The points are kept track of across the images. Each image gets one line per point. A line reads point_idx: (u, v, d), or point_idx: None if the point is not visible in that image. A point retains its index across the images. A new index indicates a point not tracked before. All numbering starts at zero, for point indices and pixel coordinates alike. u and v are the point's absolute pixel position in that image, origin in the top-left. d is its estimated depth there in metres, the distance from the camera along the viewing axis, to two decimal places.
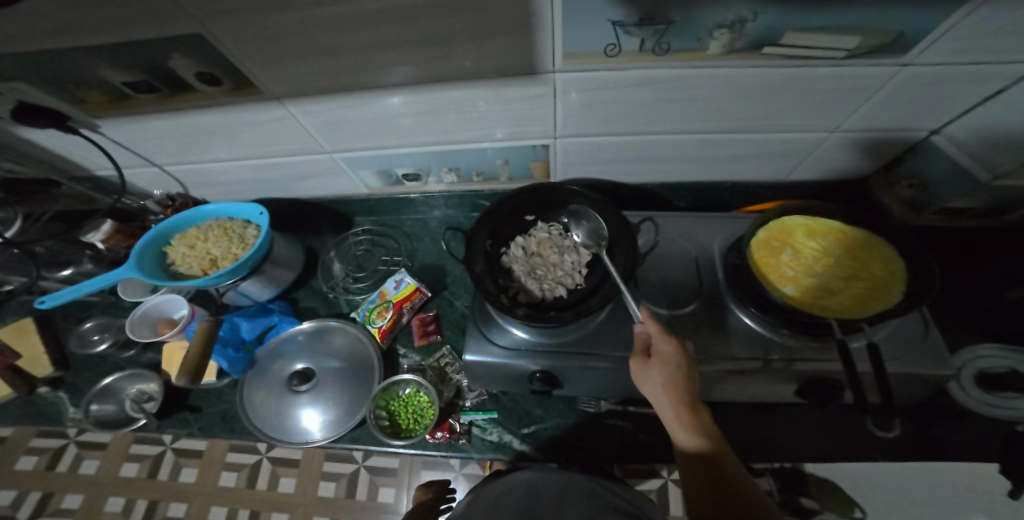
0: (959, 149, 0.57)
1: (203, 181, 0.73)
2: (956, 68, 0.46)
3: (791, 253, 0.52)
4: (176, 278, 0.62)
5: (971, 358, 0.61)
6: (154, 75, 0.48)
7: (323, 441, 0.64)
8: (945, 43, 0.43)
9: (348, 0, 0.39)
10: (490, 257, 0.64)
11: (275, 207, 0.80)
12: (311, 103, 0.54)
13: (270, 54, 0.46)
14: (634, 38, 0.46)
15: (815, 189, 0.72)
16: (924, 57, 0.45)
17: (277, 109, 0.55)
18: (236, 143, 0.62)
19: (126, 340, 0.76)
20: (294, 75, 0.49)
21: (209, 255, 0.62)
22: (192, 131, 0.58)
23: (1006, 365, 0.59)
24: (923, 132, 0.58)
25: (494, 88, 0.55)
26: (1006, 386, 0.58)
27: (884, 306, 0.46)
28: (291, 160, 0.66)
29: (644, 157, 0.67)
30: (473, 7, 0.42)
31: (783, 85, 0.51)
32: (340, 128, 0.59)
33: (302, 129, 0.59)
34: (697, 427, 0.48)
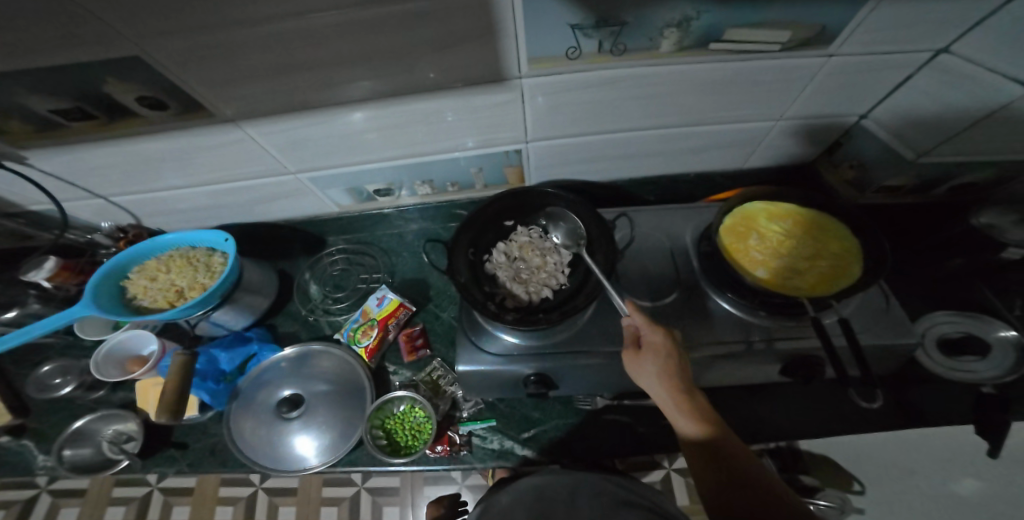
0: (888, 133, 0.60)
1: (156, 210, 0.71)
2: (875, 56, 0.49)
3: (757, 238, 0.54)
4: (140, 311, 0.60)
5: (931, 325, 0.61)
6: (91, 103, 0.47)
7: (321, 466, 0.63)
8: (862, 33, 0.45)
9: (304, 17, 0.39)
10: (473, 266, 0.63)
11: (240, 233, 0.78)
12: (266, 124, 0.54)
13: (218, 73, 0.45)
14: (593, 40, 0.48)
15: (774, 176, 0.74)
16: (846, 47, 0.47)
17: (232, 131, 0.54)
18: (190, 170, 0.61)
19: (93, 382, 0.73)
20: (244, 95, 0.49)
21: (174, 287, 0.61)
22: (140, 158, 0.57)
23: (963, 329, 0.60)
24: (855, 116, 0.61)
25: (460, 98, 0.55)
26: (968, 350, 0.59)
27: (847, 282, 0.48)
28: (254, 184, 0.65)
29: (610, 155, 0.68)
30: (432, 18, 0.43)
31: (729, 79, 0.53)
32: (302, 148, 0.59)
33: (262, 150, 0.58)
34: (695, 414, 0.49)
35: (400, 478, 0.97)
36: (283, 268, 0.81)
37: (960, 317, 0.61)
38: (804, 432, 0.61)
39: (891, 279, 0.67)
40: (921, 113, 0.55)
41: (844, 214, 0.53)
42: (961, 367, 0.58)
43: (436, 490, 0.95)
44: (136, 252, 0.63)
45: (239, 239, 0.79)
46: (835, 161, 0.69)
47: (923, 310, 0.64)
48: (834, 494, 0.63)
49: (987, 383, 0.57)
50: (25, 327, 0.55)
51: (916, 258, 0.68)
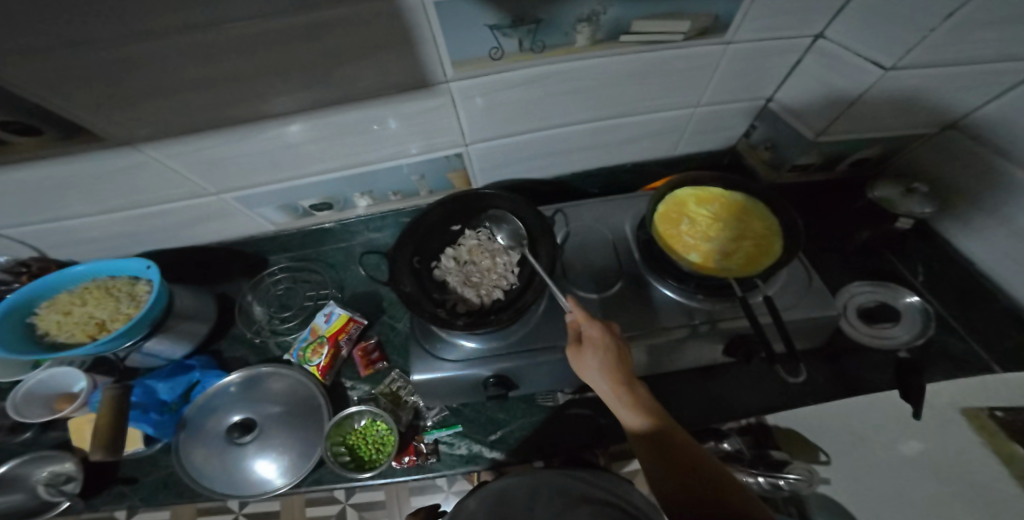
0: (789, 115, 0.63)
1: (66, 240, 0.67)
2: (766, 42, 0.52)
3: (689, 223, 0.55)
4: (56, 349, 0.58)
5: (849, 297, 0.66)
6: None
7: (281, 489, 0.61)
8: (753, 20, 0.48)
9: (201, 30, 0.38)
10: (419, 274, 0.62)
11: (169, 258, 0.75)
12: (176, 143, 0.51)
13: (105, 94, 0.42)
14: (512, 40, 0.48)
15: (707, 162, 0.76)
16: (742, 34, 0.50)
17: (131, 154, 0.51)
18: (94, 195, 0.57)
19: (17, 423, 0.69)
20: (143, 115, 0.47)
21: (93, 320, 0.59)
22: (34, 187, 0.53)
23: (877, 299, 0.65)
24: (762, 100, 0.64)
25: (392, 106, 0.54)
26: (881, 317, 0.63)
27: (771, 260, 0.50)
28: (171, 207, 0.63)
29: (545, 153, 0.69)
30: (345, 27, 0.42)
31: (646, 69, 0.54)
32: (220, 168, 0.57)
33: (172, 172, 0.56)
34: (638, 405, 0.49)
35: (384, 491, 0.97)
36: (224, 291, 0.79)
37: (873, 286, 0.66)
38: (764, 406, 0.61)
39: (811, 256, 0.71)
40: (817, 98, 0.58)
41: (763, 196, 0.55)
42: (882, 334, 0.62)
43: (423, 499, 0.97)
44: (42, 289, 0.60)
45: (168, 264, 0.76)
46: (752, 142, 0.71)
47: (841, 282, 0.68)
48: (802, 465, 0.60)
49: (903, 348, 0.60)
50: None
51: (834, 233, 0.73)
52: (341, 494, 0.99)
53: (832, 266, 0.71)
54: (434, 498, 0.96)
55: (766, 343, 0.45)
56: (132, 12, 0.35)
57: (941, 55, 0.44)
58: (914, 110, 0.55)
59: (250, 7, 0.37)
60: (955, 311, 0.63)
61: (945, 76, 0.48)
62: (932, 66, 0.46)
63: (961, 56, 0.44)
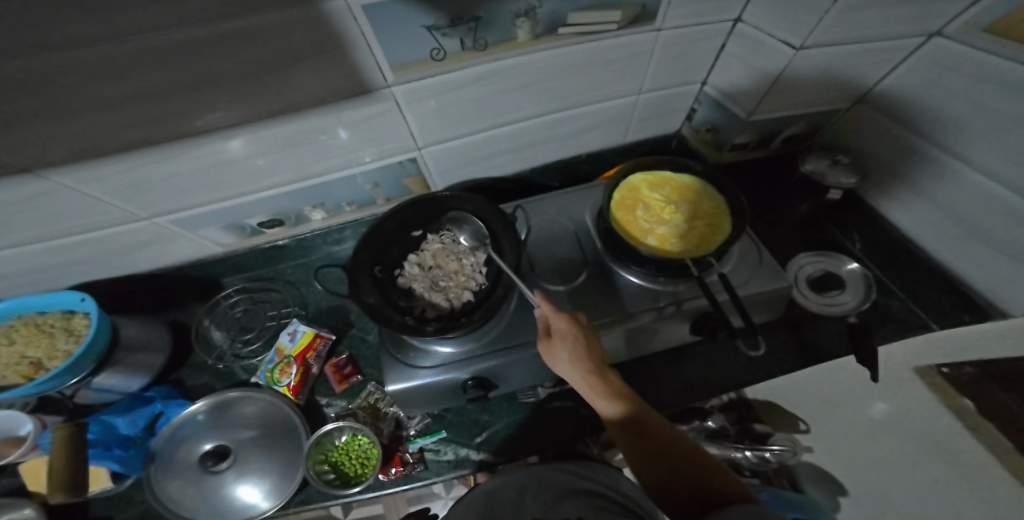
0: (721, 100, 0.64)
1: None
2: (694, 28, 0.53)
3: (644, 208, 0.56)
4: None
5: (798, 268, 0.68)
6: None
7: (264, 513, 0.59)
8: (677, 8, 0.49)
9: (121, 41, 0.37)
10: (382, 283, 0.61)
11: (111, 290, 0.71)
12: (102, 166, 0.49)
13: (8, 117, 0.40)
14: (453, 39, 0.48)
15: (658, 148, 0.77)
16: (671, 20, 0.51)
17: (39, 182, 0.48)
18: (11, 230, 0.53)
19: None
20: (56, 139, 0.44)
21: (27, 360, 0.56)
22: None
23: (823, 267, 0.68)
24: (697, 85, 0.65)
25: (337, 114, 0.53)
26: (829, 285, 0.66)
27: (722, 238, 0.51)
28: (97, 236, 0.59)
29: (497, 151, 0.68)
30: (276, 35, 0.41)
31: (585, 60, 0.54)
32: (145, 191, 0.54)
33: (93, 199, 0.53)
34: (612, 392, 0.49)
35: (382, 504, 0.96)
36: (177, 318, 0.76)
37: (818, 255, 0.68)
38: (735, 381, 0.62)
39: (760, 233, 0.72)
40: (744, 78, 0.58)
41: (710, 177, 0.56)
42: (830, 301, 0.64)
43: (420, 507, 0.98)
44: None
45: (113, 296, 0.72)
46: (695, 125, 0.72)
47: (790, 254, 0.71)
48: (785, 436, 0.62)
49: (852, 313, 0.63)
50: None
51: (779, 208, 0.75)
52: (336, 511, 0.97)
53: (781, 242, 0.73)
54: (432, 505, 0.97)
55: (725, 320, 0.46)
56: (30, 26, 0.33)
57: (861, 27, 0.46)
58: (844, 84, 0.57)
59: (162, 16, 0.36)
60: (891, 273, 0.66)
61: (869, 49, 0.49)
62: (844, 43, 0.48)
63: (881, 26, 0.46)
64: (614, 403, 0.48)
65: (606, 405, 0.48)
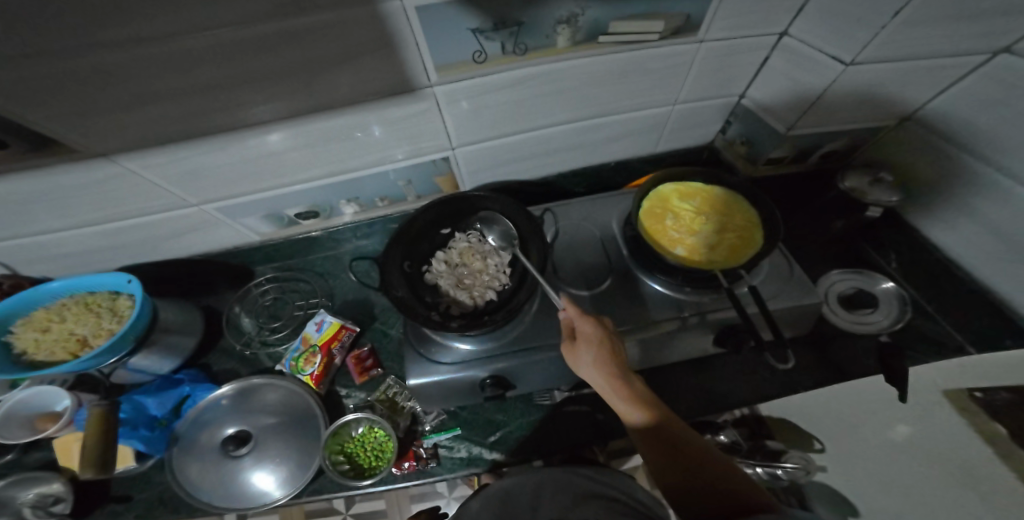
0: (762, 112, 0.64)
1: (36, 258, 0.64)
2: (736, 41, 0.53)
3: (673, 218, 0.56)
4: (38, 367, 0.57)
5: (829, 285, 0.68)
6: None
7: (281, 499, 0.60)
8: (722, 20, 0.49)
9: (184, 37, 0.38)
10: (411, 277, 0.62)
11: (152, 274, 0.73)
12: (156, 154, 0.51)
13: (79, 105, 0.42)
14: (495, 43, 0.48)
15: (688, 158, 0.78)
16: (713, 33, 0.51)
17: (108, 166, 0.50)
18: (71, 211, 0.56)
19: None
20: (115, 126, 0.46)
21: (73, 337, 0.58)
22: (5, 206, 0.52)
23: (855, 286, 0.67)
24: (734, 97, 0.65)
25: (376, 111, 0.54)
26: (859, 304, 0.65)
27: (754, 251, 0.51)
28: (147, 221, 0.61)
29: (530, 154, 0.69)
30: (330, 32, 0.42)
31: (624, 69, 0.55)
32: (198, 178, 0.56)
33: (153, 184, 0.55)
34: (635, 398, 0.49)
35: (385, 499, 0.97)
36: (210, 304, 0.78)
37: (851, 274, 0.68)
38: (757, 394, 0.62)
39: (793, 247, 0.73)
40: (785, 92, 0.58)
41: (744, 190, 0.56)
42: (862, 320, 0.64)
43: (424, 506, 0.96)
44: (17, 306, 0.59)
45: (149, 279, 0.74)
46: (728, 137, 0.73)
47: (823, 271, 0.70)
48: (797, 455, 0.59)
49: (884, 332, 0.62)
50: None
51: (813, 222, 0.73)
52: (341, 504, 0.98)
53: (809, 257, 0.72)
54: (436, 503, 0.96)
55: (754, 333, 0.46)
56: (107, 21, 0.35)
57: (909, 47, 0.46)
58: (883, 103, 0.57)
59: (226, 14, 0.37)
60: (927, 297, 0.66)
61: (909, 69, 0.49)
62: (889, 61, 0.48)
63: (922, 48, 0.46)
64: (638, 410, 0.48)
65: (629, 411, 0.48)
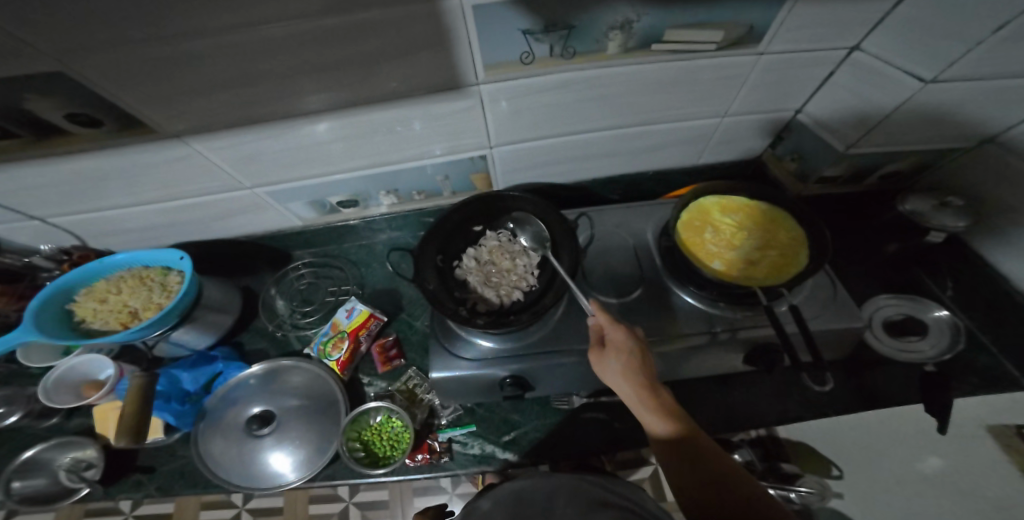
0: (820, 126, 0.63)
1: (100, 231, 0.68)
2: (798, 54, 0.52)
3: (713, 231, 0.55)
4: (92, 335, 0.60)
5: (875, 308, 0.66)
6: (15, 121, 0.45)
7: (296, 482, 0.61)
8: (786, 33, 0.49)
9: (250, 28, 0.39)
10: (442, 272, 0.63)
11: (199, 252, 0.76)
12: (218, 139, 0.53)
13: (159, 89, 0.44)
14: (544, 45, 0.48)
15: (730, 171, 0.77)
16: (775, 45, 0.50)
17: (179, 147, 0.53)
18: (136, 188, 0.59)
19: (44, 409, 0.70)
20: (185, 111, 0.48)
21: (126, 309, 0.61)
22: (79, 179, 0.55)
23: (904, 312, 0.65)
24: (791, 112, 0.64)
25: (421, 106, 0.55)
26: (908, 330, 0.63)
27: (797, 270, 0.50)
28: (202, 202, 0.64)
29: (570, 157, 0.70)
30: (386, 27, 0.43)
31: (676, 77, 0.54)
32: (257, 162, 0.58)
33: (216, 167, 0.58)
34: (663, 410, 0.48)
35: (388, 490, 0.97)
36: (248, 284, 0.80)
37: (901, 299, 0.66)
38: (784, 414, 0.61)
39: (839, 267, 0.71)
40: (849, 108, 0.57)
41: (791, 206, 0.55)
42: (908, 347, 0.62)
43: (426, 501, 0.95)
44: (81, 277, 0.63)
45: (197, 256, 0.77)
46: (778, 153, 0.72)
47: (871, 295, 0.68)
48: (814, 480, 0.59)
49: (929, 361, 0.60)
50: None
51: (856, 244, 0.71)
52: (345, 492, 0.98)
53: (853, 280, 0.70)
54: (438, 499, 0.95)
55: (791, 353, 0.45)
56: (186, 11, 0.37)
57: (976, 71, 0.44)
58: (945, 126, 0.55)
59: (293, 8, 0.39)
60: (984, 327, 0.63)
61: (972, 93, 0.48)
62: (951, 83, 0.47)
63: (990, 71, 0.45)
64: (664, 421, 0.47)
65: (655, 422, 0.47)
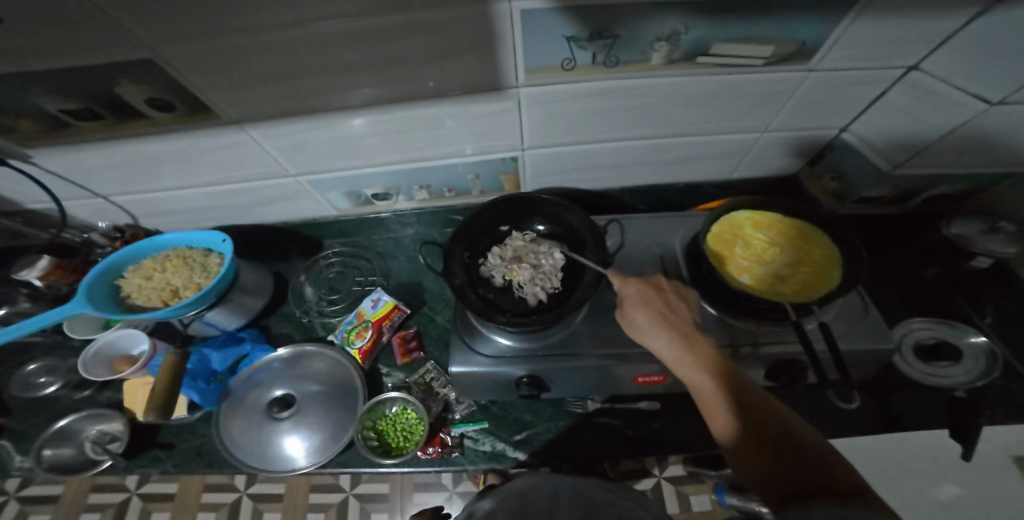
0: (866, 146, 0.63)
1: (153, 210, 0.72)
2: (849, 72, 0.52)
3: (744, 245, 0.56)
4: (135, 310, 0.63)
5: (908, 331, 0.65)
6: (98, 102, 0.48)
7: (309, 467, 0.62)
8: (840, 50, 0.48)
9: (310, 23, 0.41)
10: (468, 269, 0.64)
11: (238, 236, 0.79)
12: (269, 127, 0.55)
13: (224, 78, 0.47)
14: (586, 52, 0.49)
15: (761, 186, 0.78)
16: (827, 62, 0.50)
17: (236, 133, 0.56)
18: (190, 170, 0.62)
19: (81, 380, 0.73)
20: (250, 100, 0.51)
21: (169, 287, 0.63)
22: (141, 158, 0.58)
23: (936, 335, 0.64)
24: (833, 131, 0.64)
25: (461, 105, 0.56)
26: (943, 356, 0.61)
27: (829, 288, 0.50)
28: (250, 186, 0.67)
29: (602, 164, 0.71)
30: (436, 27, 0.44)
31: (717, 91, 0.55)
32: (303, 151, 0.61)
33: (265, 153, 0.60)
34: (702, 358, 0.43)
35: (389, 483, 0.96)
36: (279, 269, 0.83)
37: (934, 322, 0.65)
38: None
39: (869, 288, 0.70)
40: (897, 127, 0.58)
41: (825, 224, 0.56)
42: (937, 372, 0.61)
43: (426, 498, 0.94)
44: (130, 253, 0.66)
45: (236, 240, 0.80)
46: (817, 172, 0.73)
47: (902, 318, 0.67)
48: None
49: (959, 387, 0.60)
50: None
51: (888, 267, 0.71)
52: (346, 482, 0.98)
53: (884, 303, 0.69)
54: (439, 497, 0.93)
55: (817, 370, 0.45)
56: (255, 7, 0.39)
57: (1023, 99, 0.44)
58: (986, 150, 0.55)
59: (352, 6, 0.40)
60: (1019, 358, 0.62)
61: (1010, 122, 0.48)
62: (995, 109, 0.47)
63: None
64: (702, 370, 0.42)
65: (692, 372, 0.42)
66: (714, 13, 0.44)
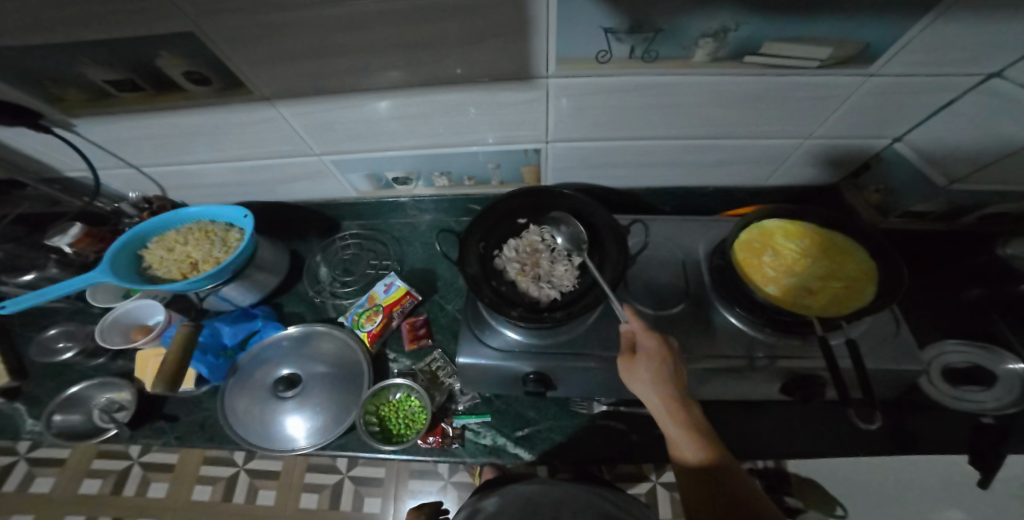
0: (920, 157, 0.61)
1: (183, 183, 0.72)
2: (911, 79, 0.50)
3: (772, 255, 0.54)
4: (153, 281, 0.63)
5: (940, 352, 0.62)
6: (141, 74, 0.48)
7: (309, 449, 0.61)
8: (905, 55, 0.46)
9: (344, 2, 0.40)
10: (483, 259, 0.61)
11: (261, 212, 0.80)
12: (297, 105, 0.54)
13: (259, 55, 0.46)
14: (624, 45, 0.47)
15: (790, 195, 0.77)
16: (888, 67, 0.48)
17: (266, 109, 0.55)
18: (219, 144, 0.62)
19: (96, 348, 0.73)
20: (282, 77, 0.50)
21: (188, 259, 0.63)
22: (174, 130, 0.58)
23: (969, 360, 0.61)
24: (886, 140, 0.62)
25: (491, 93, 0.55)
26: (970, 380, 0.60)
27: (860, 304, 0.48)
28: (275, 162, 0.66)
29: (631, 163, 0.70)
30: (472, 11, 0.42)
31: (762, 93, 0.54)
32: (329, 130, 0.60)
33: (291, 129, 0.59)
34: (689, 422, 0.44)
35: (385, 468, 0.96)
36: (296, 249, 0.83)
37: (968, 346, 0.62)
38: (808, 446, 0.60)
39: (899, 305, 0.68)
40: (954, 140, 0.56)
41: (858, 240, 0.54)
42: (962, 396, 0.59)
43: (421, 486, 0.92)
44: (153, 225, 0.66)
45: (258, 216, 0.80)
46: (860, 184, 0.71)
47: (931, 338, 0.65)
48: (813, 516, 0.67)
49: (986, 413, 0.58)
50: (30, 295, 0.55)
51: (920, 287, 0.69)
52: (342, 464, 0.98)
53: (912, 321, 0.67)
54: (433, 485, 0.92)
55: (839, 386, 0.44)
56: None
57: None
58: None
59: None
60: None
61: None
62: None
63: None
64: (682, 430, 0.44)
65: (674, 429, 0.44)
66: (767, 9, 0.42)
